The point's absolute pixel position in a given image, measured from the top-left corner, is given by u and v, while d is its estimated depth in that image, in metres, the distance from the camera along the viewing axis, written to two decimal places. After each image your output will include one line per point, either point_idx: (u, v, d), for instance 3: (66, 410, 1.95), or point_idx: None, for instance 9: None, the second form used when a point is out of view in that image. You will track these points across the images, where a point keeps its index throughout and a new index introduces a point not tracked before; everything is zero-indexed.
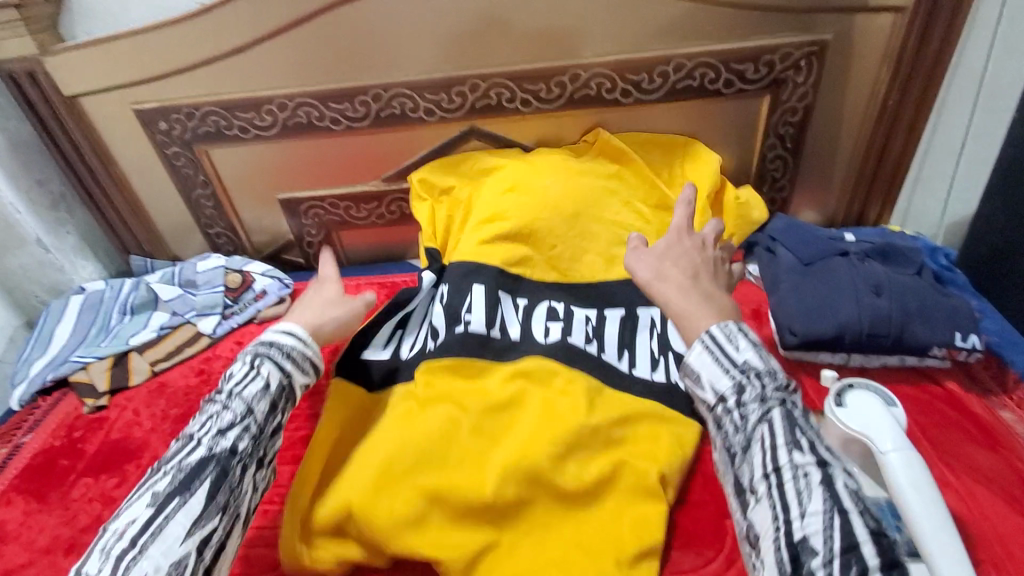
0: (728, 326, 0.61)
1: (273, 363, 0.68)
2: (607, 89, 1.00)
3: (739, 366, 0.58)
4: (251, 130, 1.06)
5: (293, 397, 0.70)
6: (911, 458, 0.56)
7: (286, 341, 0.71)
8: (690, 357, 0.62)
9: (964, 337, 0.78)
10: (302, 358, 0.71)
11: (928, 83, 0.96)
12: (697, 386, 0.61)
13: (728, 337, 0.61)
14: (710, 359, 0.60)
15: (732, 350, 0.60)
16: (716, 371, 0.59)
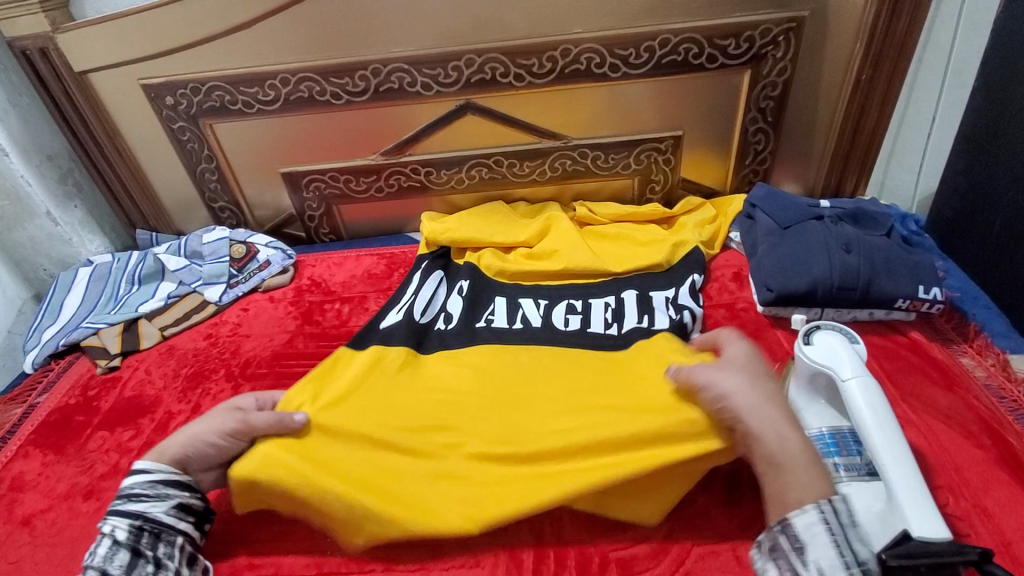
0: (846, 507, 0.55)
1: (116, 515, 0.64)
2: (597, 64, 1.05)
3: (860, 564, 0.52)
4: (255, 105, 1.10)
5: (169, 531, 0.65)
6: (867, 384, 0.61)
7: (126, 481, 0.66)
8: (803, 522, 0.55)
9: (926, 290, 0.83)
10: (148, 488, 0.66)
11: (899, 58, 1.02)
12: (797, 556, 0.54)
13: (846, 519, 0.55)
14: (824, 530, 0.53)
15: (852, 536, 0.54)
16: (834, 560, 0.52)
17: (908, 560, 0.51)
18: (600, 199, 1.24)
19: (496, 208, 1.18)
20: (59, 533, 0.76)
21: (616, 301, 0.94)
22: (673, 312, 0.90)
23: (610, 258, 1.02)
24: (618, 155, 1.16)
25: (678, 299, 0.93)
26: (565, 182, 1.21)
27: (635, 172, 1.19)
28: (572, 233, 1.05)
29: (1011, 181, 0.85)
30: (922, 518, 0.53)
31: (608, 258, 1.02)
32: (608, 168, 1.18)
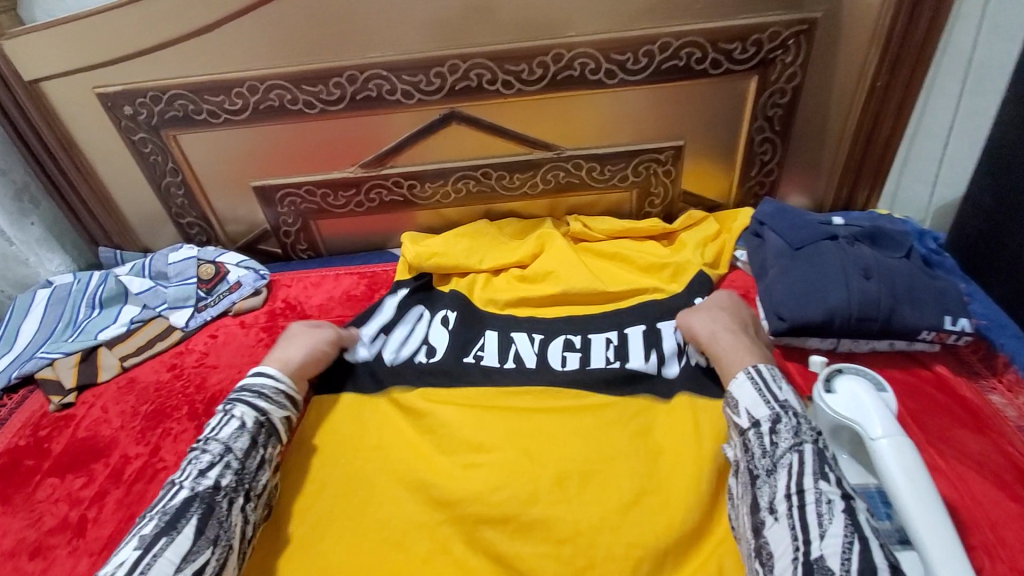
0: (772, 369, 0.67)
1: (245, 405, 0.71)
2: (592, 69, 0.97)
3: (779, 401, 0.63)
4: (221, 114, 1.02)
5: (276, 433, 0.72)
6: (902, 444, 0.54)
7: (258, 380, 0.74)
8: (734, 385, 0.67)
9: (953, 321, 0.76)
10: (276, 393, 0.74)
11: (917, 64, 0.94)
12: (734, 413, 0.65)
13: (772, 377, 0.66)
14: (750, 385, 0.65)
15: (774, 386, 0.65)
16: (756, 401, 0.64)
17: None
18: (596, 212, 1.16)
19: (481, 227, 1.08)
20: None
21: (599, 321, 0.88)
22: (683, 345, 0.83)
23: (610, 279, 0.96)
24: (615, 167, 1.08)
25: None
26: (557, 195, 1.13)
27: (633, 184, 1.11)
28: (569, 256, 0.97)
29: None
30: None
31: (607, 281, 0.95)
32: (604, 180, 1.10)
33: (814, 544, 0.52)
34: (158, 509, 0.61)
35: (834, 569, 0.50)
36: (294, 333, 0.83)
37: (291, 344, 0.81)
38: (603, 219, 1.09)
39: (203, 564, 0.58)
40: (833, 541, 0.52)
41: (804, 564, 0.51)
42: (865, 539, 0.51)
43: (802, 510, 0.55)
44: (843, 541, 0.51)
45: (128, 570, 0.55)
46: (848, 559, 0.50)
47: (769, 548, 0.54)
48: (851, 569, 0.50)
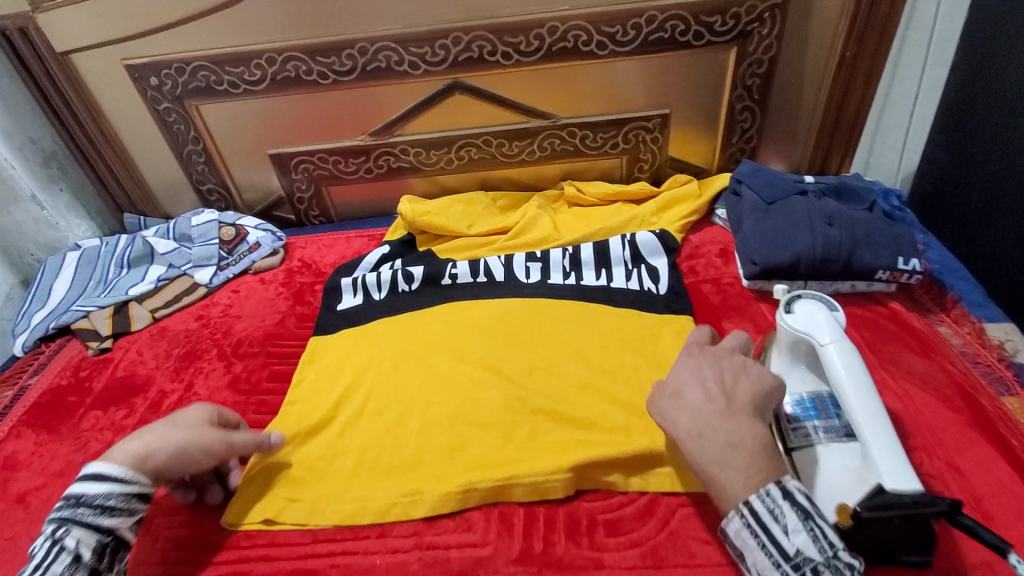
0: (771, 496, 0.53)
1: (81, 528, 0.60)
2: (583, 42, 1.05)
3: (791, 563, 0.51)
4: (241, 85, 1.09)
5: (122, 547, 0.64)
6: (845, 347, 0.63)
7: (96, 491, 0.62)
8: (732, 531, 0.54)
9: (906, 261, 0.85)
10: (121, 503, 0.63)
11: (881, 37, 1.03)
12: (747, 568, 0.55)
13: (772, 511, 0.52)
14: (750, 536, 0.53)
15: (778, 531, 0.52)
16: (762, 561, 0.53)
17: (880, 512, 0.53)
18: (589, 178, 1.25)
19: (478, 195, 1.19)
20: None
21: (577, 246, 1.04)
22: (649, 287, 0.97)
23: (601, 237, 1.07)
24: (606, 134, 1.17)
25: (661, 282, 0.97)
26: (553, 162, 1.21)
27: (623, 151, 1.20)
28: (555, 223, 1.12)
29: (988, 155, 0.87)
30: (894, 472, 0.55)
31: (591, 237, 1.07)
32: (597, 148, 1.19)
33: None
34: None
35: None
36: (181, 419, 0.70)
37: (163, 432, 0.68)
38: (597, 183, 1.19)
39: None
40: None
41: None
42: None
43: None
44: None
45: None
46: None
47: None
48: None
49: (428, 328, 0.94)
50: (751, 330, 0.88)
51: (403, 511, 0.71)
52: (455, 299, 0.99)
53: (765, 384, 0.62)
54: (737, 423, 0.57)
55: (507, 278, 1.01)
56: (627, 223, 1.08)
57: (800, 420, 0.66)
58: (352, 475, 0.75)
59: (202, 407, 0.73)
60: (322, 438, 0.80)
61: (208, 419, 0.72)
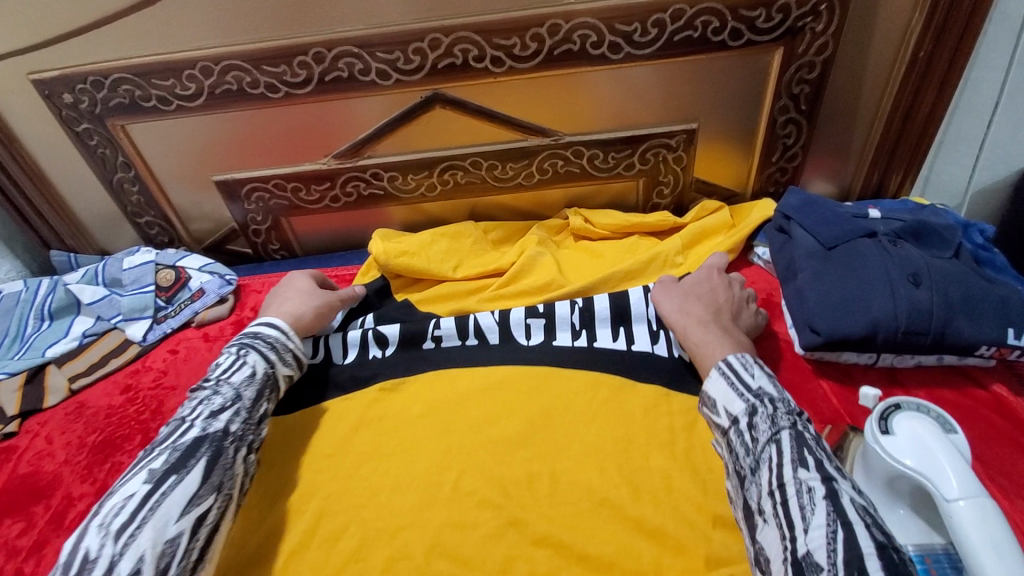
0: (744, 357, 0.63)
1: (258, 354, 0.71)
2: (593, 43, 0.84)
3: (753, 391, 0.59)
4: (173, 101, 0.89)
5: (278, 389, 0.72)
6: (986, 509, 0.43)
7: (269, 333, 0.74)
8: (708, 382, 0.63)
9: (1017, 335, 0.65)
10: (286, 348, 0.74)
11: (966, 33, 0.82)
12: (713, 413, 0.62)
13: (745, 365, 0.63)
14: (723, 380, 0.62)
15: (747, 376, 0.61)
16: (730, 396, 0.60)
17: None
18: (598, 204, 1.05)
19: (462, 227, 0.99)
20: None
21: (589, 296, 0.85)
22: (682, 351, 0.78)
23: (609, 287, 0.87)
24: (619, 154, 0.97)
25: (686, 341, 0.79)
26: (555, 185, 1.01)
27: (639, 173, 1.00)
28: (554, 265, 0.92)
29: None
30: None
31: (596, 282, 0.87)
32: (607, 169, 0.99)
33: (800, 540, 0.48)
34: (172, 443, 0.60)
35: (823, 565, 0.46)
36: (298, 287, 0.84)
37: (300, 298, 0.82)
38: (609, 213, 0.99)
39: (206, 512, 0.56)
40: (817, 534, 0.47)
41: (793, 563, 0.47)
42: (850, 525, 0.47)
43: (787, 504, 0.50)
44: (829, 531, 0.47)
45: (139, 503, 0.54)
46: (835, 550, 0.46)
47: (765, 553, 0.50)
48: (840, 562, 0.46)
49: (403, 411, 0.76)
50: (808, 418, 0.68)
51: None
52: (434, 369, 0.80)
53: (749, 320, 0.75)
54: (727, 329, 0.71)
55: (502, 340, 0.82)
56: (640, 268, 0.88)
57: None
58: None
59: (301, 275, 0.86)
60: None
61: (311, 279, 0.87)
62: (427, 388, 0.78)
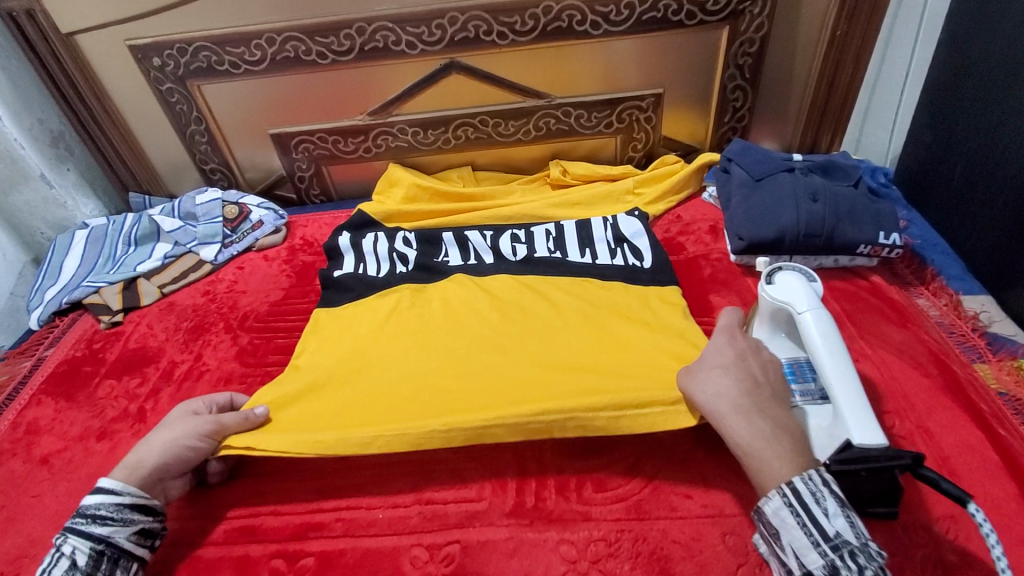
0: (813, 482, 0.55)
1: (78, 535, 0.62)
2: (578, 21, 1.07)
3: (830, 542, 0.52)
4: (242, 65, 1.12)
5: (125, 555, 0.65)
6: (821, 316, 0.66)
7: (93, 500, 0.64)
8: (771, 510, 0.56)
9: (886, 236, 0.88)
10: (118, 511, 0.64)
11: (872, 14, 1.04)
12: (780, 543, 0.56)
13: (814, 494, 0.54)
14: (790, 515, 0.55)
15: (819, 514, 0.53)
16: (805, 543, 0.54)
17: (849, 465, 0.56)
18: (582, 158, 1.27)
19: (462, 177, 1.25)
20: (76, 470, 0.82)
21: (560, 227, 1.10)
22: (631, 258, 1.02)
23: (584, 216, 1.13)
24: (600, 114, 1.19)
25: (630, 251, 1.03)
26: (548, 141, 1.24)
27: (617, 130, 1.22)
28: (543, 196, 1.17)
29: (972, 131, 0.91)
30: (860, 427, 0.57)
31: (572, 209, 1.14)
32: (591, 127, 1.21)
33: None
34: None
35: None
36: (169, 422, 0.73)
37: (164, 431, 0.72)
38: (581, 164, 1.23)
39: None
40: None
41: None
42: None
43: None
44: None
45: None
46: None
47: None
48: None
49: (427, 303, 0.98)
50: (737, 303, 0.93)
51: (400, 475, 0.75)
52: (452, 276, 1.03)
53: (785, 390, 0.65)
54: (771, 414, 0.61)
55: (495, 256, 1.07)
56: (607, 200, 1.14)
57: None
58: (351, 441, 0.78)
59: (193, 402, 0.77)
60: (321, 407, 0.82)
61: (196, 409, 0.75)
62: (446, 288, 1.00)
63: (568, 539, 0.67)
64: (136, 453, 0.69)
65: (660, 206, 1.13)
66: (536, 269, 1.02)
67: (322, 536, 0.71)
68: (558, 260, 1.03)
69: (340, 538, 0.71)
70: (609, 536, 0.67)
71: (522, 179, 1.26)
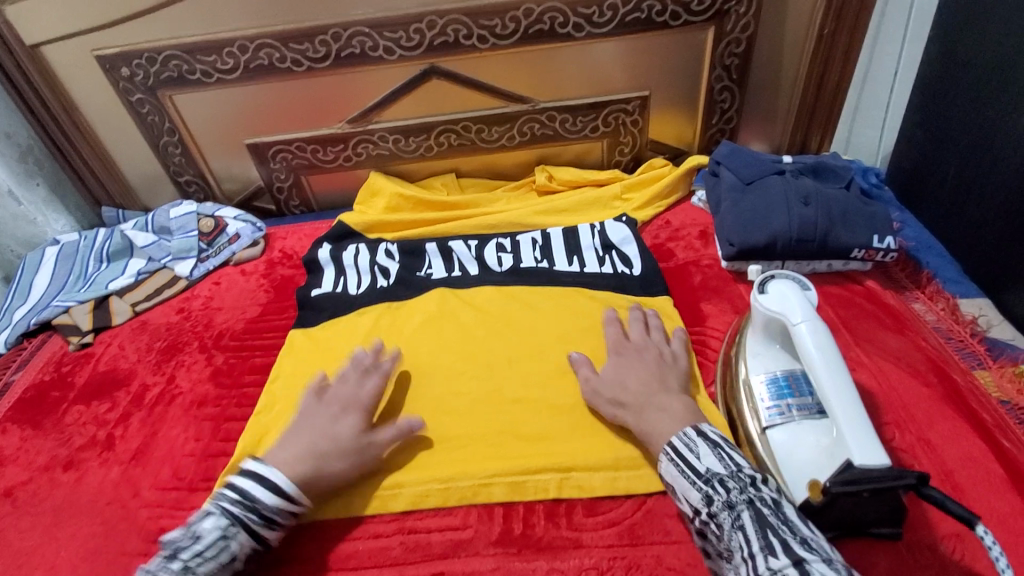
0: (688, 435, 0.62)
1: (244, 534, 0.62)
2: (560, 23, 1.04)
3: (703, 478, 0.58)
4: (214, 74, 1.08)
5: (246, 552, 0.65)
6: (816, 327, 0.63)
7: (269, 502, 0.63)
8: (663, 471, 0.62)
9: (880, 239, 0.86)
10: (282, 517, 0.65)
11: (860, 13, 1.02)
12: (676, 497, 0.62)
13: (688, 445, 0.61)
14: (677, 470, 0.61)
15: (693, 459, 0.60)
16: (685, 484, 0.60)
17: (851, 487, 0.53)
18: (567, 162, 1.24)
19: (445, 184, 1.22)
20: (42, 502, 0.78)
21: (546, 235, 1.07)
22: (619, 265, 0.99)
23: (570, 223, 1.10)
24: (585, 118, 1.16)
25: (617, 259, 1.01)
26: (533, 146, 1.21)
27: (603, 134, 1.19)
28: (527, 203, 1.14)
29: (964, 129, 0.89)
30: (862, 447, 0.54)
31: (557, 215, 1.11)
32: (576, 131, 1.18)
33: None
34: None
35: None
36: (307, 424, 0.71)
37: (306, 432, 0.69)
38: (566, 170, 1.20)
39: None
40: None
41: None
42: None
43: None
44: None
45: None
46: None
47: None
48: None
49: (410, 318, 0.94)
50: (729, 311, 0.91)
51: (381, 503, 0.71)
52: (436, 288, 0.99)
53: (680, 368, 0.75)
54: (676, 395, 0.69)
55: (480, 267, 1.04)
56: (594, 206, 1.12)
57: (773, 398, 0.66)
58: None
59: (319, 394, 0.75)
60: None
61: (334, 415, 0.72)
62: (430, 302, 0.96)
63: (556, 567, 0.65)
64: (313, 441, 0.68)
65: (649, 211, 1.10)
66: (522, 280, 0.99)
67: (298, 571, 0.67)
68: (544, 270, 1.00)
69: (317, 572, 0.67)
70: (599, 563, 0.65)
71: (508, 186, 1.23)
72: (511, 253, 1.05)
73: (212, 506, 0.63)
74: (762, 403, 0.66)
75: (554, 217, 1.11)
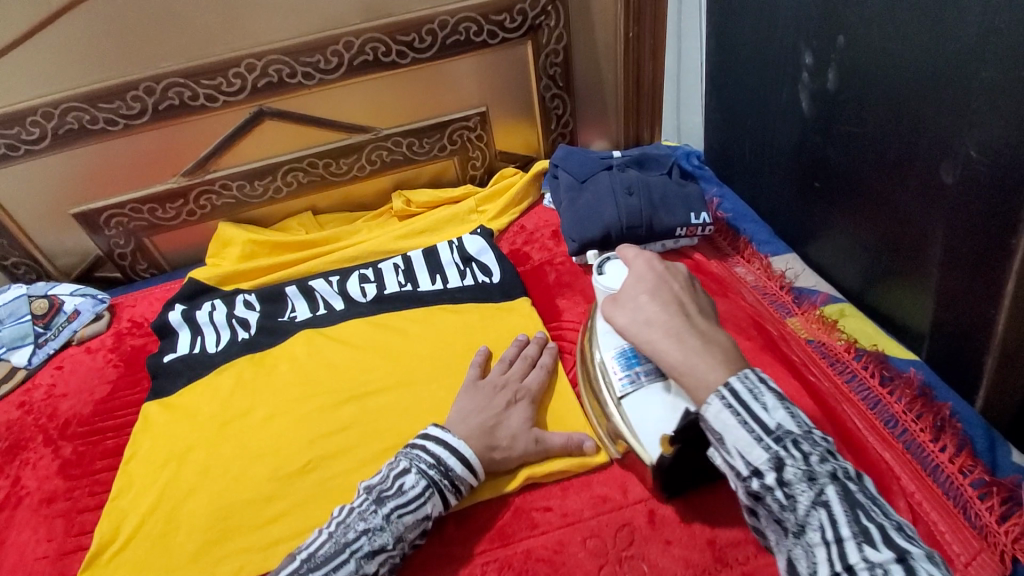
0: (749, 376, 0.51)
1: (437, 494, 0.66)
2: (383, 53, 1.06)
3: (773, 434, 0.48)
4: (21, 146, 1.00)
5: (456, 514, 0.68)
6: None
7: (453, 464, 0.67)
8: (710, 413, 0.50)
9: (697, 216, 0.96)
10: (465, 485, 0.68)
11: (655, 16, 1.13)
12: (719, 449, 0.51)
13: (751, 390, 0.50)
14: (731, 414, 0.49)
15: (758, 408, 0.49)
16: (746, 441, 0.49)
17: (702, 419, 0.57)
18: (423, 183, 1.26)
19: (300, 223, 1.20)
20: None
21: (408, 258, 1.07)
22: (478, 275, 1.02)
23: (427, 244, 1.11)
24: (431, 139, 1.19)
25: (477, 270, 1.03)
26: (385, 173, 1.21)
27: (452, 152, 1.22)
28: (386, 231, 1.15)
29: (748, 109, 1.00)
30: None
31: (416, 239, 1.12)
32: (425, 153, 1.21)
33: None
34: (348, 549, 0.59)
35: None
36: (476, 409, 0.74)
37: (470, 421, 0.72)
38: (424, 192, 1.22)
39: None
40: None
41: None
42: None
43: None
44: None
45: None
46: None
47: None
48: None
49: (275, 366, 0.92)
50: (582, 303, 0.97)
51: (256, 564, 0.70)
52: (300, 330, 0.97)
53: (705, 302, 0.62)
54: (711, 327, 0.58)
55: (345, 302, 1.02)
56: (450, 224, 1.14)
57: (624, 368, 0.69)
58: (199, 553, 0.72)
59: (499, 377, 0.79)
60: (160, 514, 0.76)
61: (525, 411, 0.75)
62: (295, 346, 0.94)
63: None
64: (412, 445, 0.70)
65: (505, 219, 1.14)
66: (387, 307, 0.99)
67: None
68: (408, 293, 1.01)
69: None
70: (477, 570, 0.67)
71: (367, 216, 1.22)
72: (374, 280, 1.04)
73: (410, 463, 0.67)
74: (616, 375, 0.69)
75: (413, 241, 1.12)
